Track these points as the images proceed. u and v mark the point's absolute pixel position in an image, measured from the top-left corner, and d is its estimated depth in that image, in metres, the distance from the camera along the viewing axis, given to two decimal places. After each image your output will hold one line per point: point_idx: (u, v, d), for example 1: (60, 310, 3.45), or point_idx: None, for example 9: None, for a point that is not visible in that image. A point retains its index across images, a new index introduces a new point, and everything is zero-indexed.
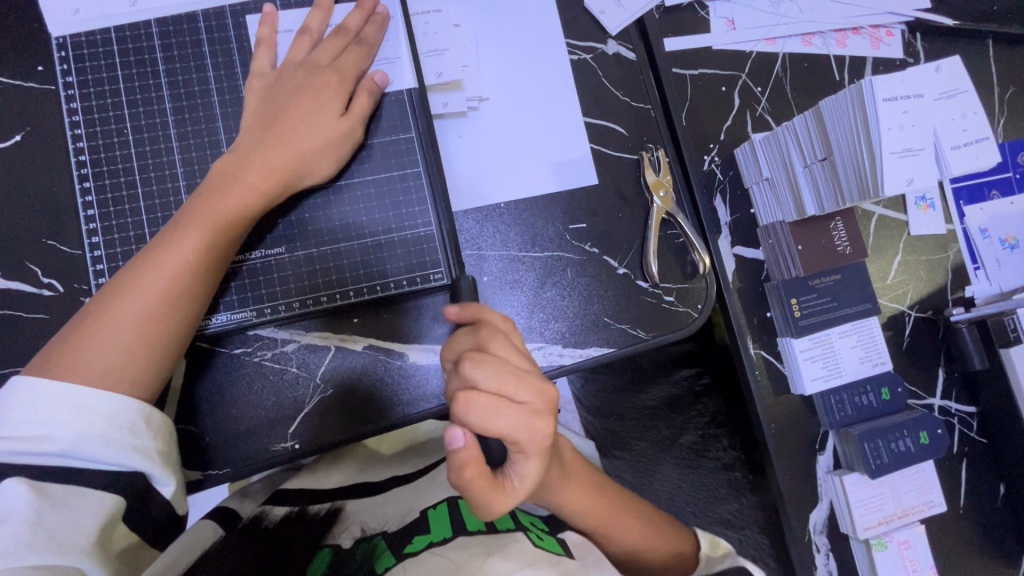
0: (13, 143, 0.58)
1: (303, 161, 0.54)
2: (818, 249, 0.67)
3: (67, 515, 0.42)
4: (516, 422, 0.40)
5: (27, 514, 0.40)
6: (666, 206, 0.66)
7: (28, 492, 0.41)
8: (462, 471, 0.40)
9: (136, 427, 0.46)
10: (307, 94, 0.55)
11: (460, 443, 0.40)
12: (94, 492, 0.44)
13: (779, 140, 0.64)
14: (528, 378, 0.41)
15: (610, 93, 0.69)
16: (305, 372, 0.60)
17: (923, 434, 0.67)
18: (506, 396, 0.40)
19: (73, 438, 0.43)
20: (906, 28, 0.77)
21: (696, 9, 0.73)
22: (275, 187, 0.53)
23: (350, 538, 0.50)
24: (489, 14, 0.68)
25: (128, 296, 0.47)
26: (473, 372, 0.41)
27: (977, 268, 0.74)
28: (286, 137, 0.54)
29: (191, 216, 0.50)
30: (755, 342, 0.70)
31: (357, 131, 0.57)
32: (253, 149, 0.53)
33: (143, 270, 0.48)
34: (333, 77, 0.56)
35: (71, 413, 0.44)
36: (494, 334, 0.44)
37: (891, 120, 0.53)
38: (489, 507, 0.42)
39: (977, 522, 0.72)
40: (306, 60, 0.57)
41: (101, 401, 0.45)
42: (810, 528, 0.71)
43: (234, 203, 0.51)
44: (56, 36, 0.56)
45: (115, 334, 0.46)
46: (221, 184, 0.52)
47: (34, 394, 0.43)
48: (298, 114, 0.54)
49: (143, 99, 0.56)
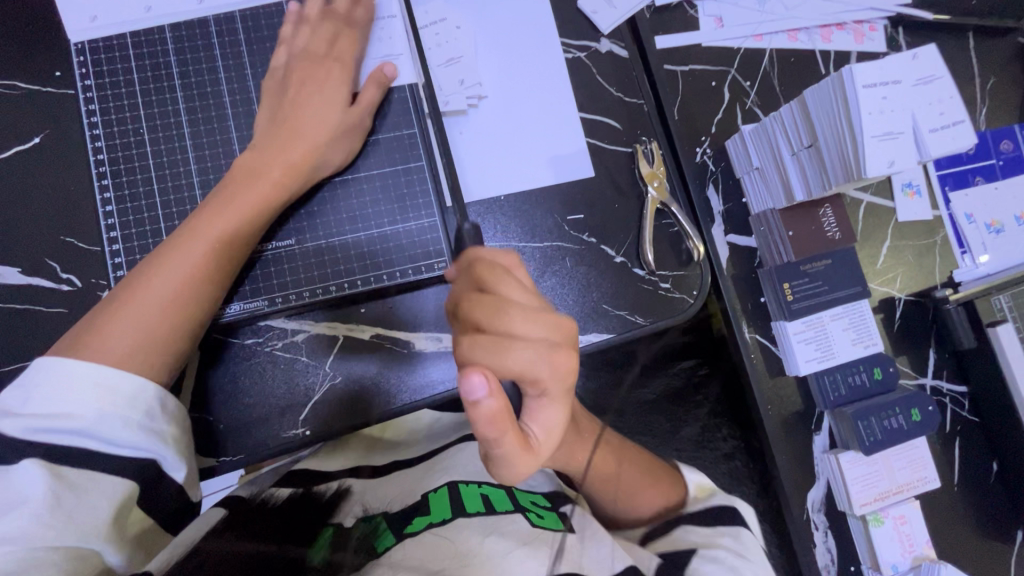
0: (32, 145, 0.60)
1: (319, 154, 0.57)
2: (808, 234, 0.69)
3: (83, 500, 0.43)
4: (531, 358, 0.41)
5: (46, 497, 0.41)
6: (659, 196, 0.68)
7: (45, 474, 0.42)
8: (492, 422, 0.38)
9: (153, 410, 0.48)
10: (312, 86, 0.59)
11: (482, 394, 0.37)
12: (109, 477, 0.44)
13: (767, 131, 0.66)
14: (537, 314, 0.42)
15: (604, 89, 0.71)
16: (315, 360, 0.62)
17: (915, 410, 0.69)
18: (515, 335, 0.41)
19: (94, 417, 0.45)
20: (888, 23, 0.80)
21: (685, 8, 0.76)
22: (294, 181, 0.56)
23: (352, 517, 0.51)
24: (486, 16, 0.71)
25: (152, 281, 0.50)
26: (478, 314, 0.42)
27: (965, 252, 0.77)
28: (302, 131, 0.57)
29: (214, 210, 0.53)
30: (750, 327, 0.72)
31: (363, 120, 0.60)
32: (273, 144, 0.56)
33: (169, 257, 0.51)
34: (336, 67, 0.60)
35: (92, 392, 0.45)
36: (496, 275, 0.44)
37: (871, 106, 0.55)
38: (515, 466, 0.41)
39: (973, 498, 0.74)
40: (314, 53, 0.59)
41: (121, 381, 0.46)
42: (808, 507, 0.72)
43: (256, 198, 0.54)
44: (75, 41, 0.58)
45: (138, 318, 0.49)
46: (244, 178, 0.54)
47: (59, 373, 0.45)
48: (305, 107, 0.58)
49: (157, 100, 0.59)
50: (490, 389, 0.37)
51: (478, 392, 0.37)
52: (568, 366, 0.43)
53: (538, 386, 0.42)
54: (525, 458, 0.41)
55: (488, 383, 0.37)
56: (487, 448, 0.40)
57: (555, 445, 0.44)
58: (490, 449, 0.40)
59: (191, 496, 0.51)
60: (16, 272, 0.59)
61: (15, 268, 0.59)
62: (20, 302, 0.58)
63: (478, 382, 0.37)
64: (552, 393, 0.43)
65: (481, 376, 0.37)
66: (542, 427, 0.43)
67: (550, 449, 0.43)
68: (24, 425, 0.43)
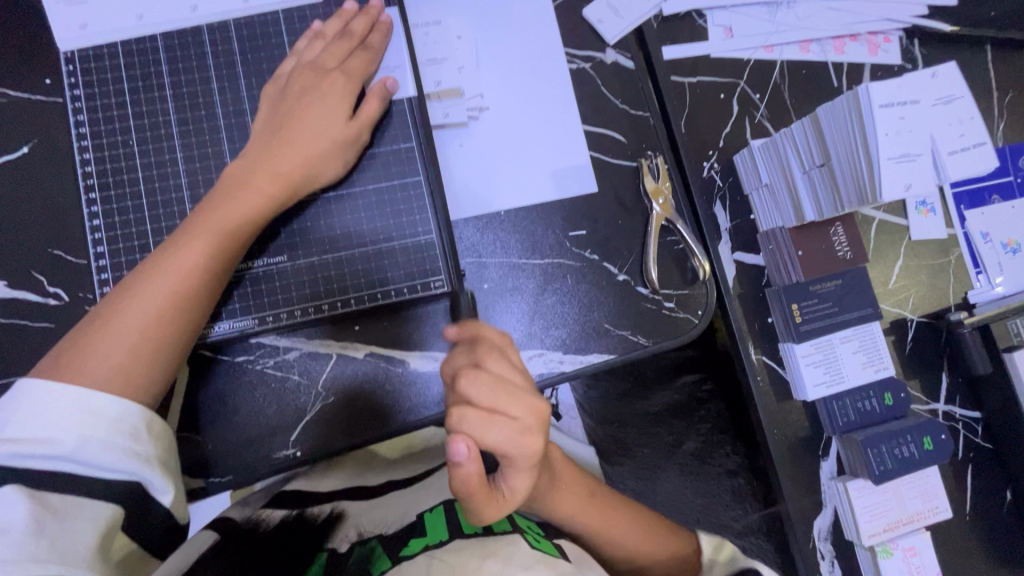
0: (21, 154, 0.59)
1: (311, 163, 0.55)
2: (817, 253, 0.67)
3: (67, 525, 0.40)
4: (506, 437, 0.40)
5: (26, 524, 0.38)
6: (665, 212, 0.66)
7: (26, 498, 0.40)
8: (466, 484, 0.40)
9: (139, 433, 0.46)
10: (312, 97, 0.56)
11: (463, 457, 0.39)
12: (95, 501, 0.43)
13: (778, 146, 0.64)
14: (521, 394, 0.41)
15: (609, 101, 0.69)
16: (307, 380, 0.60)
17: (928, 439, 0.67)
18: (500, 412, 0.40)
19: (75, 443, 0.43)
20: (903, 35, 0.78)
21: (694, 18, 0.74)
22: (284, 191, 0.54)
23: (346, 542, 0.50)
24: (489, 25, 0.69)
25: (134, 299, 0.48)
26: (467, 388, 0.40)
27: (980, 272, 0.74)
28: (293, 141, 0.55)
29: (201, 221, 0.51)
30: (756, 348, 0.70)
31: (363, 133, 0.58)
32: (261, 155, 0.54)
33: (154, 272, 0.49)
34: (339, 80, 0.57)
35: (74, 416, 0.43)
36: (490, 350, 0.43)
37: (888, 126, 0.53)
38: (483, 518, 0.42)
39: (985, 528, 0.71)
40: (313, 64, 0.57)
41: (104, 405, 0.45)
42: (814, 535, 0.70)
43: (244, 208, 0.52)
44: (64, 50, 0.57)
45: (120, 339, 0.47)
46: (231, 189, 0.53)
47: (40, 397, 0.43)
48: (304, 118, 0.55)
49: (148, 111, 0.57)
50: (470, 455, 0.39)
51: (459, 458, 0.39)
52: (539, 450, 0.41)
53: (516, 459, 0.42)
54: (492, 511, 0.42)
55: (469, 449, 0.39)
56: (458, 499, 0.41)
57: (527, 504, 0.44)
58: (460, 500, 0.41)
59: (181, 520, 0.50)
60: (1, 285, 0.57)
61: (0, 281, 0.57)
62: (5, 316, 0.57)
63: (458, 446, 0.39)
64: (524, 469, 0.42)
65: (462, 443, 0.39)
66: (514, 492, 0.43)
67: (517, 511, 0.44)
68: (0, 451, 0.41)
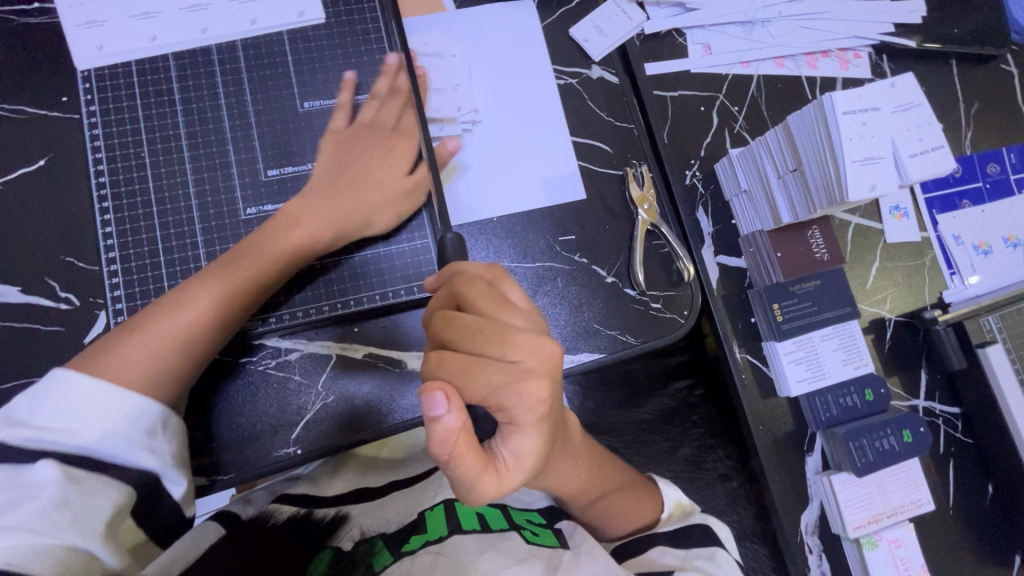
0: (36, 167, 0.62)
1: (367, 214, 0.60)
2: (796, 254, 0.70)
3: (88, 499, 0.42)
4: (501, 381, 0.41)
5: (54, 493, 0.41)
6: (650, 218, 0.70)
7: (57, 471, 0.42)
8: (443, 447, 0.39)
9: (157, 430, 0.47)
10: (375, 153, 0.63)
11: (442, 411, 0.39)
12: (116, 482, 0.44)
13: (754, 154, 0.68)
14: (511, 338, 0.41)
15: (594, 113, 0.73)
16: (307, 379, 0.63)
17: (907, 432, 0.69)
18: (488, 356, 0.41)
19: (96, 435, 0.44)
20: (872, 51, 0.83)
21: (674, 36, 0.79)
22: (298, 262, 0.57)
23: (351, 539, 0.52)
24: (480, 44, 0.73)
25: (141, 337, 0.50)
26: (449, 333, 0.42)
27: (953, 273, 0.77)
28: (351, 190, 0.60)
29: (221, 274, 0.54)
30: (741, 347, 0.73)
31: (417, 188, 0.63)
32: (285, 219, 0.57)
33: (164, 315, 0.51)
34: (399, 139, 0.64)
35: (96, 412, 0.45)
36: (470, 282, 0.44)
37: (852, 132, 0.57)
38: (479, 487, 0.41)
39: (968, 521, 0.73)
40: (370, 123, 0.64)
41: (122, 401, 0.46)
42: (802, 530, 0.72)
43: (263, 271, 0.55)
44: (82, 68, 0.61)
45: (145, 350, 0.49)
46: (255, 248, 0.56)
47: (67, 389, 0.45)
48: (365, 175, 0.61)
49: (159, 125, 0.61)
50: (446, 413, 0.38)
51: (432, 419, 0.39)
52: (539, 396, 0.41)
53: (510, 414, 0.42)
54: (488, 478, 0.41)
55: (446, 401, 0.38)
56: (446, 468, 0.41)
57: (528, 469, 0.43)
58: (448, 467, 0.40)
59: (189, 513, 0.50)
60: (14, 291, 0.60)
61: (13, 286, 0.60)
62: (18, 320, 0.59)
63: (437, 399, 0.38)
64: (524, 426, 0.42)
65: (440, 395, 0.39)
66: (516, 456, 0.42)
67: (521, 475, 0.43)
68: (26, 436, 0.43)
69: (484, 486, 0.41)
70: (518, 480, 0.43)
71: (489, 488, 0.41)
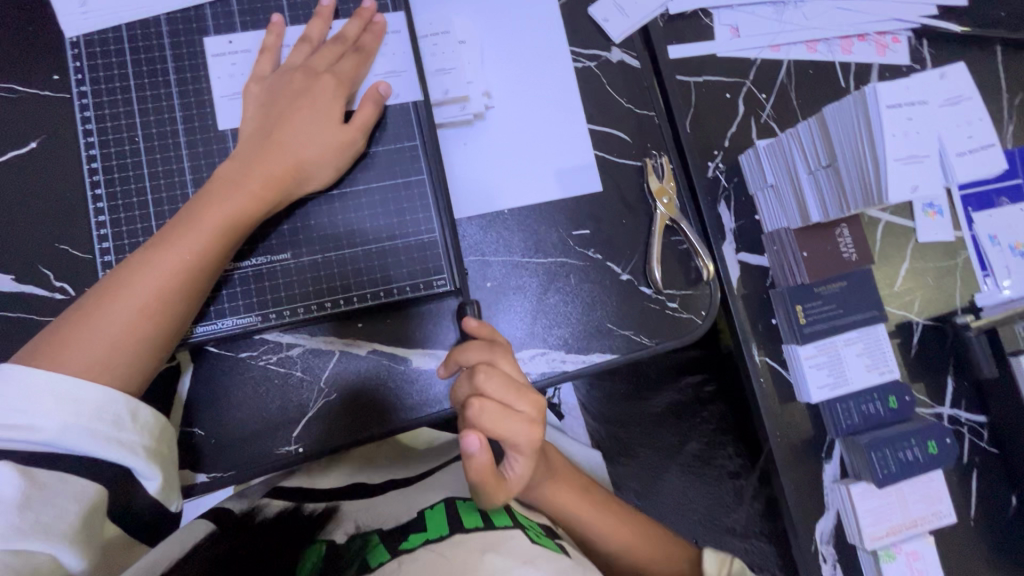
0: (28, 150, 0.59)
1: (301, 168, 0.55)
2: (822, 255, 0.67)
3: (51, 502, 0.41)
4: (519, 427, 0.44)
5: (15, 497, 0.39)
6: (669, 212, 0.66)
7: (16, 475, 0.40)
8: (479, 476, 0.43)
9: (122, 421, 0.45)
10: (305, 100, 0.56)
11: (474, 448, 0.42)
12: (81, 480, 0.42)
13: (784, 147, 0.63)
14: (528, 391, 0.46)
15: (614, 100, 0.69)
16: (310, 376, 0.61)
17: (932, 443, 0.67)
18: (510, 405, 0.45)
19: (58, 428, 0.42)
20: (912, 35, 0.77)
21: (700, 17, 0.74)
22: (274, 195, 0.53)
23: (344, 534, 0.50)
24: (493, 24, 0.68)
25: (112, 294, 0.47)
26: (485, 381, 0.45)
27: (987, 275, 0.73)
28: (284, 144, 0.54)
29: (185, 224, 0.50)
30: (760, 349, 0.70)
31: (358, 139, 0.57)
32: (252, 157, 0.54)
33: (134, 270, 0.48)
34: (330, 82, 0.57)
35: (55, 404, 0.43)
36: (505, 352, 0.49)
37: (895, 127, 0.53)
38: (491, 502, 0.45)
39: (989, 533, 0.71)
40: (304, 65, 0.57)
41: (87, 393, 0.44)
42: (817, 538, 0.70)
43: (233, 209, 0.51)
44: (71, 35, 0.57)
45: (112, 316, 0.47)
46: (220, 191, 0.52)
47: (17, 383, 0.43)
48: (298, 117, 0.55)
49: (153, 106, 0.57)
50: (481, 448, 0.42)
51: (471, 449, 0.42)
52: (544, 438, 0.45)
53: (517, 451, 0.45)
54: (499, 496, 0.46)
55: (480, 440, 0.42)
56: (471, 489, 0.45)
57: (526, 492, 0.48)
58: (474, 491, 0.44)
59: (167, 505, 0.48)
60: (8, 280, 0.57)
61: (7, 276, 0.57)
62: (12, 311, 0.57)
63: (471, 440, 0.42)
64: (528, 456, 0.46)
65: (474, 436, 0.42)
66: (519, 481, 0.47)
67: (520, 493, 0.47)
68: None
69: (492, 500, 0.45)
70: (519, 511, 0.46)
71: (498, 500, 0.45)
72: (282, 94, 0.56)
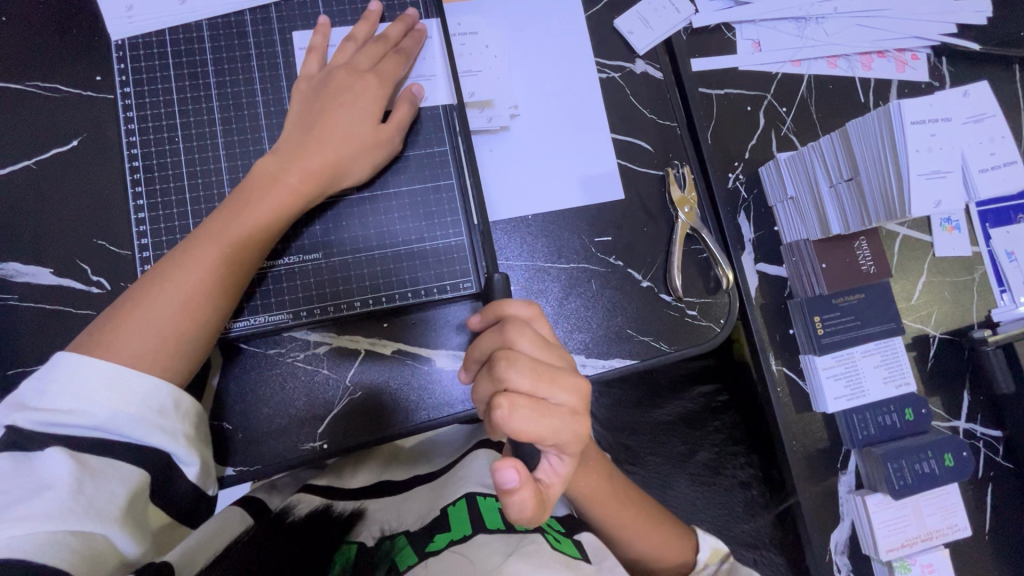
0: (70, 147, 0.61)
1: (338, 166, 0.56)
2: (841, 266, 0.68)
3: (102, 487, 0.42)
4: (559, 423, 0.43)
5: (68, 482, 0.41)
6: (690, 221, 0.67)
7: (69, 459, 0.42)
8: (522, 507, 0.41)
9: (166, 410, 0.46)
10: (346, 98, 0.57)
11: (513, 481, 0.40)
12: (126, 465, 0.44)
13: (805, 160, 0.65)
14: (562, 379, 0.44)
15: (637, 111, 0.70)
16: (335, 373, 0.62)
17: (948, 455, 0.67)
18: (540, 396, 0.43)
19: (106, 415, 0.44)
20: (931, 52, 0.79)
21: (723, 31, 0.75)
22: (313, 189, 0.55)
23: (372, 537, 0.51)
24: (521, 33, 0.70)
25: (158, 287, 0.49)
26: (507, 372, 0.43)
27: (1004, 290, 0.74)
28: (323, 141, 0.55)
29: (227, 220, 0.52)
30: (777, 359, 0.71)
31: (392, 139, 0.59)
32: (291, 152, 0.55)
33: (179, 263, 0.50)
34: (372, 82, 0.58)
35: (104, 392, 0.44)
36: (521, 329, 0.46)
37: (918, 143, 0.54)
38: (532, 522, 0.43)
39: (1004, 548, 0.71)
40: (348, 64, 0.58)
41: (134, 381, 0.45)
42: (831, 548, 0.70)
43: (272, 204, 0.53)
44: (117, 38, 0.59)
45: (158, 306, 0.48)
46: (260, 186, 0.53)
47: (70, 371, 0.44)
48: (337, 115, 0.56)
49: (193, 108, 0.59)
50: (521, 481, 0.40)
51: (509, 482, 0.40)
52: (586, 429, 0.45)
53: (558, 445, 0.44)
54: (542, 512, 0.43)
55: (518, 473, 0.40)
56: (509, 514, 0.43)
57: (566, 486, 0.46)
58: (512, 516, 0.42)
59: (206, 490, 0.50)
60: (47, 273, 0.59)
61: (46, 269, 0.59)
62: (50, 303, 0.59)
63: (508, 474, 0.40)
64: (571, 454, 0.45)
65: (512, 469, 0.40)
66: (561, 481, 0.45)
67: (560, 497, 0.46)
68: (41, 420, 0.43)
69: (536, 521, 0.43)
70: (552, 502, 0.45)
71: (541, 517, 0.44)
72: (322, 93, 0.57)
